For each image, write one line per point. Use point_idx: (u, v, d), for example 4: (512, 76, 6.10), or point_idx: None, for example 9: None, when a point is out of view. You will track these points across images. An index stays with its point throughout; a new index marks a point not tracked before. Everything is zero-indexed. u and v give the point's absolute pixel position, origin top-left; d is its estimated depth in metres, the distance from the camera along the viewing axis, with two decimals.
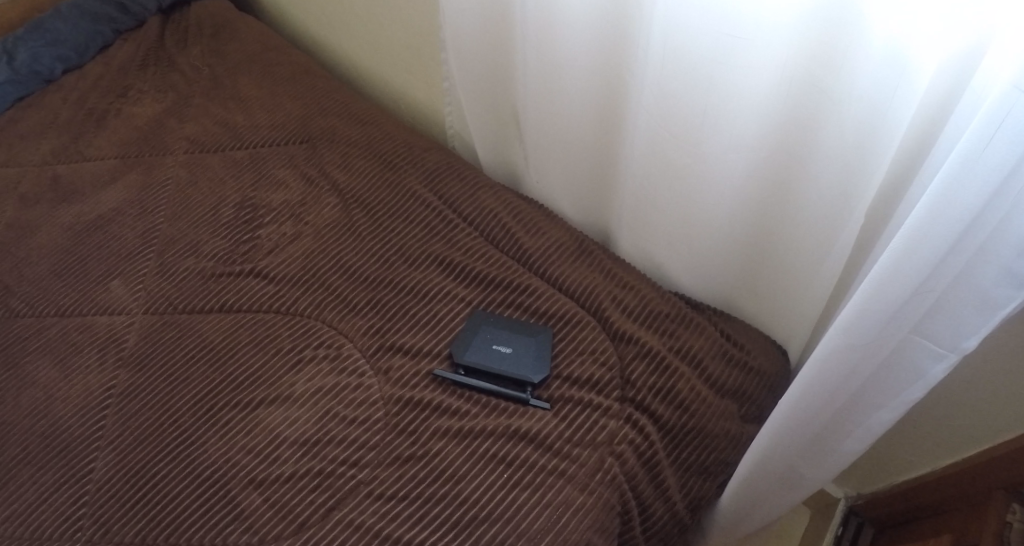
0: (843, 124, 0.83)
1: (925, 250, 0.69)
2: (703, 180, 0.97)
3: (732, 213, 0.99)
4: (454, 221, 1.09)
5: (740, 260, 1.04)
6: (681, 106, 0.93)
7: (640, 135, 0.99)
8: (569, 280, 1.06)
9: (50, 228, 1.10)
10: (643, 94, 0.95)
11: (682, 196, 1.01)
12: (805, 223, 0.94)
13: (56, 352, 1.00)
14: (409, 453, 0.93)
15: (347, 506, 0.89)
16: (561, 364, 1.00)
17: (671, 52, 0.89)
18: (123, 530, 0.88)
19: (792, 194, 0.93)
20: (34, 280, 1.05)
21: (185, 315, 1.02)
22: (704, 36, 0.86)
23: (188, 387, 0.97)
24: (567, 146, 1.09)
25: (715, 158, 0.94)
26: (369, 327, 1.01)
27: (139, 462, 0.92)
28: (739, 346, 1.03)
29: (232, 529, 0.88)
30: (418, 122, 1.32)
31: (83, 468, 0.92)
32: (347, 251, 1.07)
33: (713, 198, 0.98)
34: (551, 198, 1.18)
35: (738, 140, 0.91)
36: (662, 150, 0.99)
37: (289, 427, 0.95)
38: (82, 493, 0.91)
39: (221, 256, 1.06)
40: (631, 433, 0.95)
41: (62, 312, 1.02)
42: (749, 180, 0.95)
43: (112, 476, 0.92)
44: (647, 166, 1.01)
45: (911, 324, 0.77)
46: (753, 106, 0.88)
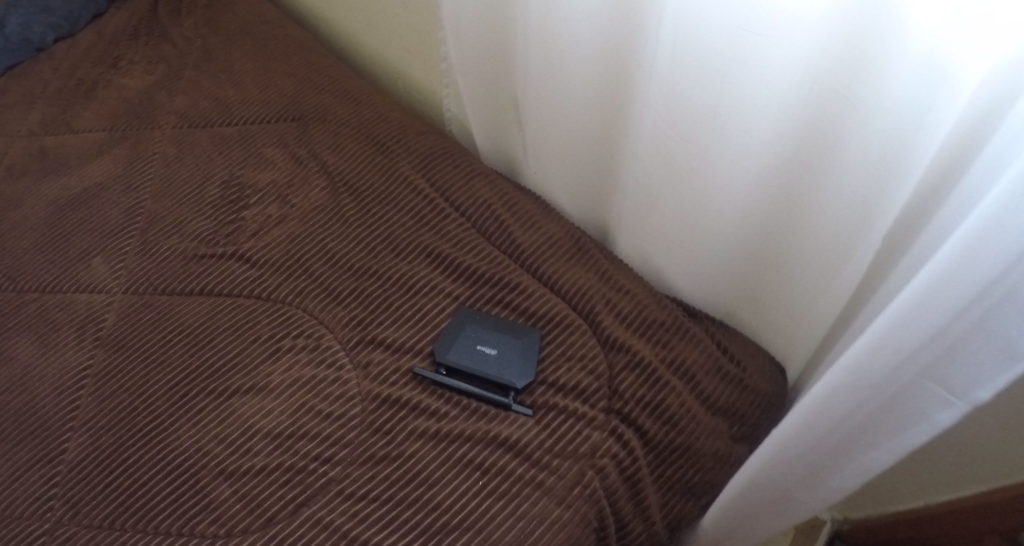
0: (867, 138, 0.76)
1: (953, 291, 0.63)
2: (712, 185, 0.91)
3: (744, 220, 0.92)
4: (447, 211, 1.04)
5: (748, 271, 0.97)
6: (693, 106, 0.86)
7: (648, 133, 0.93)
8: (563, 280, 1.01)
9: (37, 200, 1.06)
10: (653, 89, 0.89)
11: (689, 200, 0.94)
12: (821, 238, 0.87)
13: (33, 327, 0.96)
14: (383, 453, 0.90)
15: (317, 504, 0.87)
16: (547, 369, 0.96)
17: (685, 46, 0.82)
18: (93, 513, 0.86)
19: (809, 206, 0.86)
20: (18, 253, 1.02)
21: (165, 297, 0.98)
22: (722, 32, 0.79)
23: (163, 372, 0.94)
24: (571, 139, 1.03)
25: (726, 163, 0.88)
26: (351, 318, 0.97)
27: (111, 446, 0.90)
28: (735, 360, 0.98)
29: (200, 519, 0.86)
30: (416, 103, 1.26)
31: (56, 448, 0.90)
32: (333, 238, 1.01)
33: (724, 204, 0.92)
34: (550, 191, 1.12)
35: (754, 145, 0.85)
36: (669, 151, 0.92)
37: (262, 419, 0.92)
38: (54, 474, 0.89)
39: (205, 237, 1.02)
40: (615, 446, 0.91)
41: (44, 287, 0.99)
42: (764, 187, 0.88)
43: (85, 458, 0.89)
44: (653, 166, 0.95)
45: (921, 365, 0.69)
46: (769, 111, 0.81)
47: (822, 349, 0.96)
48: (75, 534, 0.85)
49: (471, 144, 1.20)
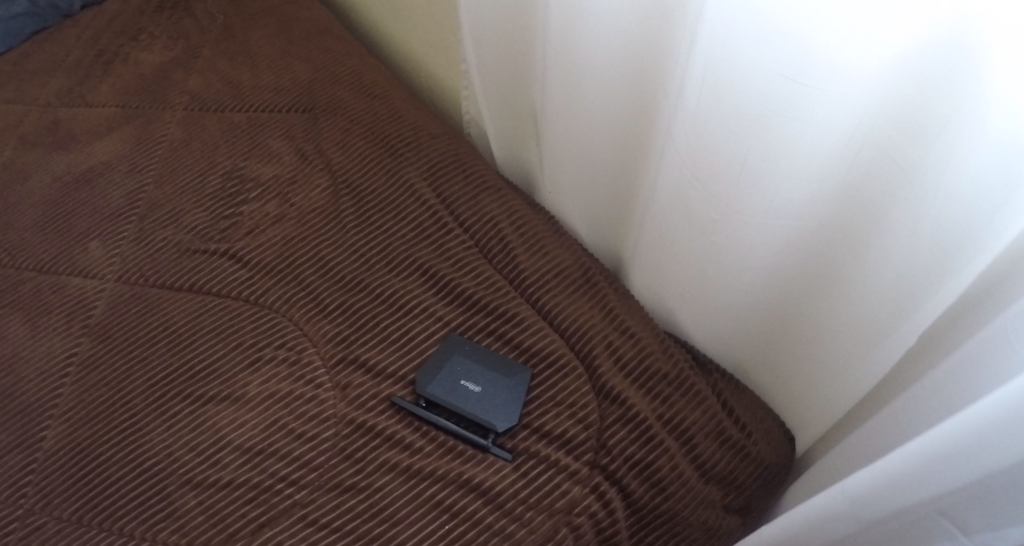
0: (918, 215, 0.67)
1: (1002, 443, 0.53)
2: (737, 237, 0.81)
3: (772, 280, 0.83)
4: (450, 227, 0.97)
5: (768, 331, 0.88)
6: (723, 154, 0.76)
7: (672, 171, 0.83)
8: (563, 315, 0.94)
9: (43, 174, 1.04)
10: (680, 127, 0.79)
11: (710, 251, 0.85)
12: (857, 315, 0.77)
13: (26, 308, 0.94)
14: (351, 482, 0.85)
15: (279, 526, 0.83)
16: (533, 413, 0.89)
17: (719, 84, 0.72)
18: (64, 506, 0.84)
19: (846, 278, 0.76)
20: (20, 229, 1.00)
21: (157, 290, 0.94)
22: (760, 78, 0.69)
23: (144, 369, 0.90)
24: (590, 163, 0.95)
25: (755, 216, 0.78)
26: (334, 334, 0.92)
27: (86, 440, 0.87)
28: (739, 425, 0.88)
29: (163, 525, 0.82)
30: (437, 98, 1.19)
31: (34, 435, 0.87)
32: (328, 244, 0.96)
33: (750, 261, 0.82)
34: (564, 214, 1.04)
35: (789, 204, 0.75)
36: (693, 194, 0.82)
37: (235, 430, 0.87)
38: (30, 461, 0.86)
39: (200, 230, 0.97)
40: (594, 505, 0.85)
41: (40, 267, 0.97)
42: (798, 249, 0.79)
43: (62, 448, 0.87)
44: (674, 207, 0.86)
45: (955, 500, 0.57)
46: (808, 168, 0.71)
47: (839, 427, 0.86)
48: (44, 525, 0.83)
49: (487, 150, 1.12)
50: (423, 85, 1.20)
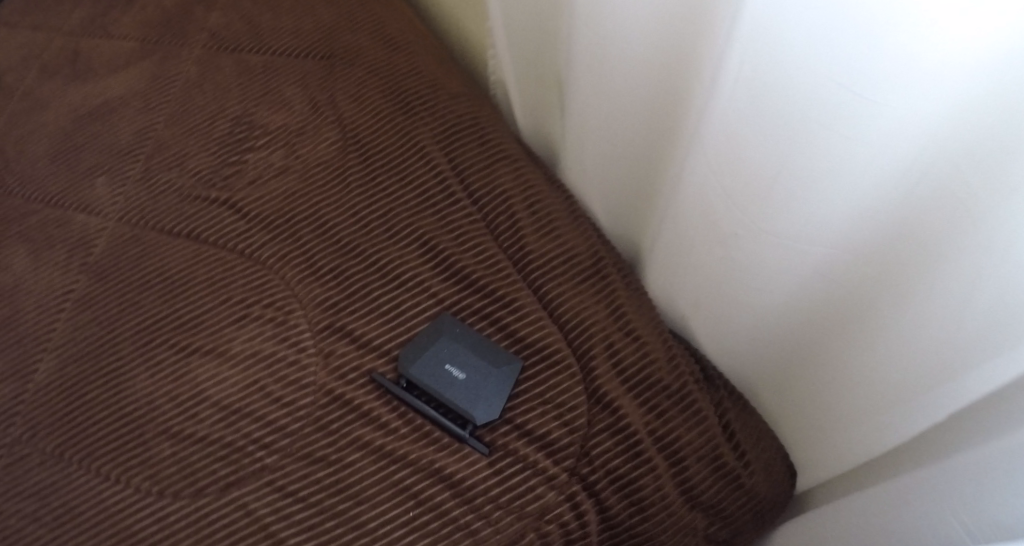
0: (976, 263, 0.57)
1: None
2: (764, 255, 0.72)
3: (797, 304, 0.74)
4: (459, 197, 0.91)
5: (785, 354, 0.80)
6: (757, 161, 0.67)
7: (699, 172, 0.74)
8: (565, 307, 0.87)
9: (60, 107, 1.05)
10: (712, 123, 0.70)
11: (734, 264, 0.76)
12: (886, 361, 0.68)
13: (31, 240, 0.94)
14: (323, 454, 0.82)
15: (246, 487, 0.81)
16: (517, 408, 0.84)
17: (757, 84, 0.62)
18: (48, 440, 0.84)
19: (881, 317, 0.67)
20: (34, 160, 1.00)
21: (155, 233, 0.92)
22: (802, 81, 0.59)
23: (134, 313, 0.88)
24: (616, 145, 0.86)
25: (786, 237, 0.69)
26: (324, 299, 0.88)
27: (75, 378, 0.86)
28: (739, 452, 0.83)
29: (137, 472, 0.82)
30: (470, 54, 1.12)
31: (27, 366, 0.87)
32: (329, 203, 0.92)
33: (775, 280, 0.73)
34: (584, 193, 0.97)
35: (826, 228, 0.66)
36: (719, 201, 0.73)
37: (214, 386, 0.85)
38: (21, 391, 0.86)
39: (204, 176, 0.94)
40: (567, 513, 0.80)
41: (48, 200, 0.97)
42: (829, 276, 0.70)
43: (51, 383, 0.86)
44: (699, 211, 0.77)
45: None
46: (850, 192, 0.62)
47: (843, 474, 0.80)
48: (28, 455, 0.83)
49: (513, 116, 1.05)
50: (457, 39, 1.14)
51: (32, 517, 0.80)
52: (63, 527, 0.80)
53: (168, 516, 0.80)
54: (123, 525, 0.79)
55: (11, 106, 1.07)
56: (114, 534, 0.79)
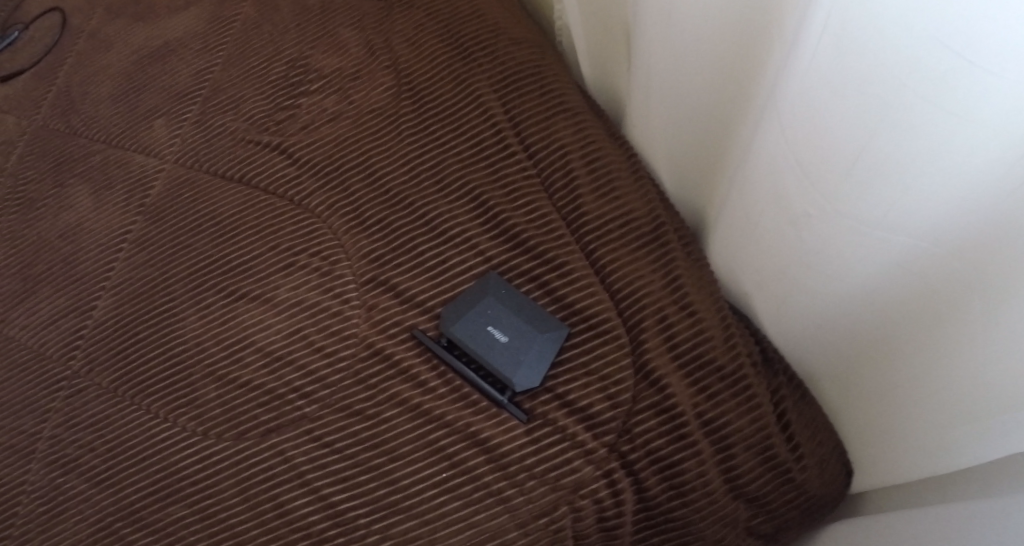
0: None
1: None
2: (841, 236, 0.66)
3: (876, 293, 0.67)
4: (514, 151, 0.86)
5: (853, 347, 0.72)
6: (848, 131, 0.61)
7: (774, 142, 0.68)
8: (618, 274, 0.82)
9: (123, 47, 1.05)
10: (794, 86, 0.64)
11: (804, 246, 0.70)
12: (978, 361, 0.61)
13: (93, 179, 0.95)
14: (360, 408, 0.82)
15: (285, 434, 0.82)
16: (559, 377, 0.80)
17: (850, 44, 0.57)
18: (104, 376, 0.87)
19: (972, 314, 0.60)
20: (98, 100, 1.01)
21: (209, 177, 0.92)
22: (903, 42, 0.53)
23: (186, 256, 0.89)
24: (686, 105, 0.80)
25: (869, 216, 0.63)
26: (370, 252, 0.86)
27: (129, 317, 0.88)
28: (792, 444, 0.77)
29: (184, 412, 0.84)
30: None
31: (85, 303, 0.89)
32: (379, 151, 0.89)
33: (854, 264, 0.67)
34: (648, 154, 0.90)
35: (923, 209, 0.59)
36: (793, 176, 0.67)
37: (260, 334, 0.86)
38: (82, 326, 0.89)
39: (257, 120, 0.93)
40: (603, 490, 0.77)
41: (110, 142, 0.98)
42: (911, 264, 0.63)
43: (109, 320, 0.88)
44: (769, 185, 0.70)
45: None
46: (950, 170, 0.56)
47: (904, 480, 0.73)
48: (87, 388, 0.87)
49: (578, 71, 0.99)
50: None
51: (87, 448, 0.84)
52: (115, 459, 0.83)
53: (211, 457, 0.82)
54: (169, 462, 0.82)
55: (79, 44, 1.08)
56: (161, 469, 0.82)
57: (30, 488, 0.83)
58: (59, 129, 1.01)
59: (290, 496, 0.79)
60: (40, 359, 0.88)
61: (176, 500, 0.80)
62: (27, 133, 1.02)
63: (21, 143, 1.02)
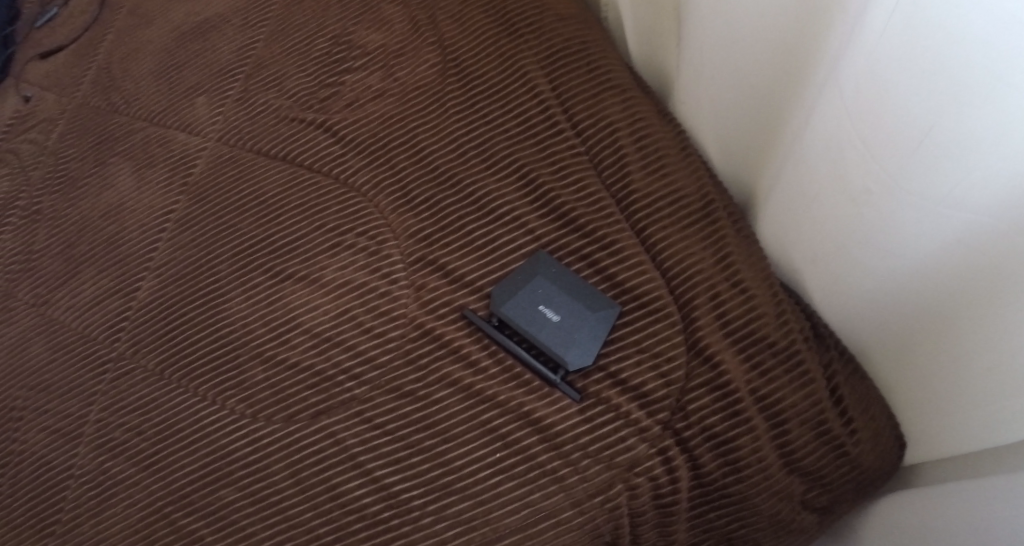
0: None
1: None
2: (896, 218, 0.65)
3: (930, 277, 0.66)
4: (562, 129, 0.86)
5: (906, 328, 0.72)
6: (912, 110, 0.60)
7: (831, 120, 0.67)
8: (668, 252, 0.82)
9: (164, 23, 1.04)
10: (857, 64, 0.63)
11: (858, 226, 0.69)
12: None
13: (136, 158, 0.94)
14: (411, 389, 0.82)
15: (336, 416, 0.82)
16: (611, 356, 0.80)
17: (922, 21, 0.56)
18: (150, 358, 0.86)
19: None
20: (138, 77, 1.00)
21: (252, 155, 0.91)
22: (975, 22, 0.53)
23: (231, 236, 0.89)
24: (738, 80, 0.79)
25: (925, 199, 0.62)
26: (417, 232, 0.86)
27: (174, 298, 0.87)
28: (846, 418, 0.77)
29: (233, 394, 0.84)
30: None
31: (130, 285, 0.89)
32: (426, 128, 0.88)
33: (910, 246, 0.66)
34: (695, 130, 0.89)
35: (986, 193, 0.58)
36: (851, 155, 0.67)
37: (308, 315, 0.85)
38: (126, 308, 0.88)
39: (300, 97, 0.92)
40: (657, 468, 0.77)
41: (152, 120, 0.96)
42: (966, 251, 0.62)
43: (153, 301, 0.88)
44: (823, 163, 0.70)
45: None
46: (1012, 156, 0.55)
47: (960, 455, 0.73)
48: (132, 371, 0.86)
49: (626, 48, 0.99)
50: None
51: (134, 432, 0.83)
52: (164, 443, 0.82)
53: (261, 439, 0.81)
54: (219, 445, 0.82)
55: (118, 21, 1.07)
56: (210, 453, 0.81)
57: (78, 473, 0.82)
58: (101, 107, 1.00)
59: (343, 479, 0.79)
60: (85, 341, 0.88)
61: (228, 484, 0.80)
62: (67, 110, 1.01)
63: (61, 121, 1.01)
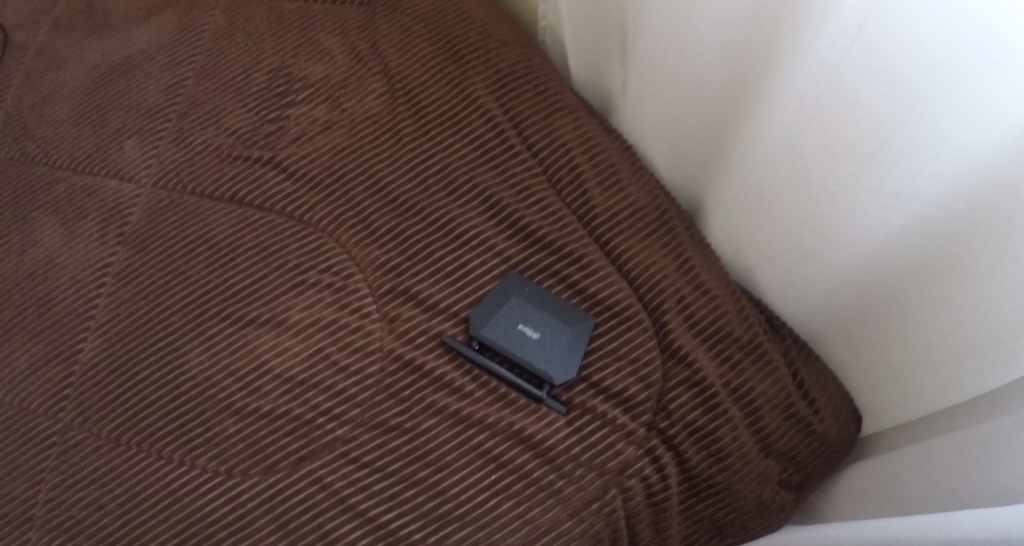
0: None
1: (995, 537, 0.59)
2: (846, 214, 0.72)
3: (879, 264, 0.74)
4: (517, 149, 0.89)
5: (859, 313, 0.80)
6: (853, 129, 0.67)
7: (781, 130, 0.73)
8: (633, 263, 0.86)
9: (78, 62, 1.03)
10: (804, 79, 0.69)
11: (811, 223, 0.76)
12: (973, 326, 0.68)
13: (61, 210, 0.90)
14: (396, 422, 0.78)
15: (319, 460, 0.77)
16: (592, 366, 0.82)
17: (863, 43, 0.62)
18: (102, 424, 0.79)
19: (971, 287, 0.66)
20: (55, 124, 0.98)
21: (194, 198, 0.89)
22: (910, 43, 0.58)
23: (182, 284, 0.84)
24: (683, 99, 0.85)
25: (871, 198, 0.69)
26: (384, 262, 0.85)
27: (123, 357, 0.81)
28: (808, 400, 0.84)
29: (201, 451, 0.77)
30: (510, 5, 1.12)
31: (71, 348, 0.82)
32: (381, 158, 0.89)
33: (862, 244, 0.73)
34: (644, 141, 0.95)
35: (925, 194, 0.65)
36: (802, 159, 0.73)
37: (275, 357, 0.81)
38: (68, 373, 0.81)
39: (243, 135, 0.92)
40: (648, 469, 0.80)
41: (74, 166, 0.94)
42: (911, 239, 0.69)
43: (98, 363, 0.81)
44: (776, 168, 0.76)
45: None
46: (949, 159, 0.61)
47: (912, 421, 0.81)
48: (83, 440, 0.78)
49: (568, 69, 1.06)
50: None
51: (95, 507, 0.75)
52: (129, 514, 0.74)
53: (239, 496, 0.75)
54: (192, 508, 0.74)
55: (28, 70, 1.04)
56: (184, 518, 0.74)
57: None
58: (16, 157, 0.97)
59: (335, 523, 0.74)
60: (23, 414, 0.80)
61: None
62: None
63: None
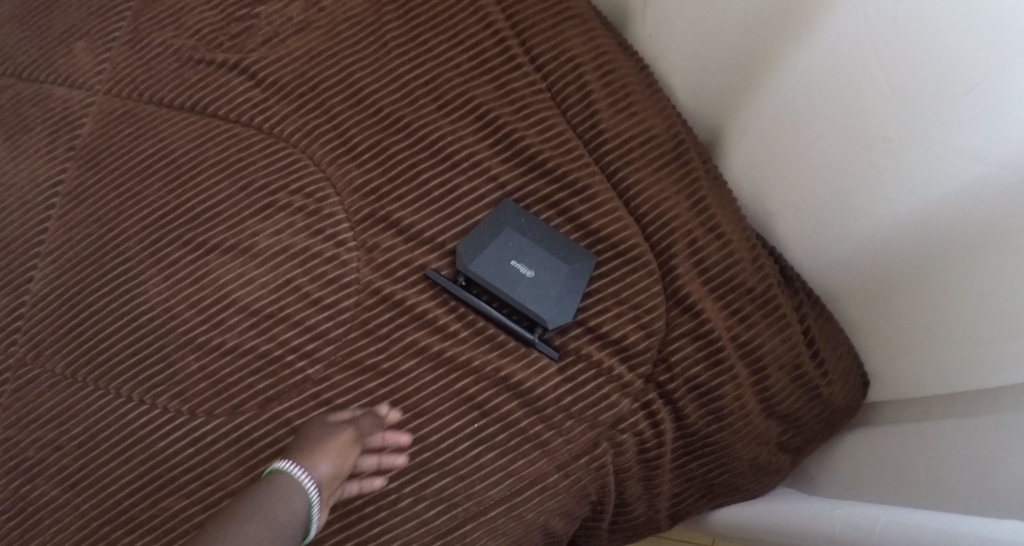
0: None
1: None
2: (890, 165, 0.61)
3: (907, 231, 0.63)
4: (519, 61, 0.79)
5: (873, 283, 0.70)
6: (917, 64, 0.56)
7: (833, 57, 0.62)
8: (641, 198, 0.77)
9: None
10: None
11: (844, 171, 0.65)
12: (997, 307, 0.57)
13: (5, 123, 0.81)
14: (372, 363, 0.72)
15: (288, 401, 0.70)
16: (590, 309, 0.75)
17: None
18: (57, 358, 0.73)
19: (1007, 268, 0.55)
20: None
21: (153, 107, 0.80)
22: None
23: (139, 206, 0.76)
24: (712, 15, 0.73)
25: (927, 147, 0.58)
26: (364, 184, 0.76)
27: (77, 287, 0.74)
28: (818, 361, 0.75)
29: (162, 391, 0.71)
30: None
31: (21, 276, 0.75)
32: (363, 65, 0.79)
33: (896, 204, 0.62)
34: (665, 65, 0.83)
35: (984, 151, 0.54)
36: (851, 94, 0.62)
37: (241, 288, 0.73)
38: (19, 303, 0.75)
39: (207, 37, 0.81)
40: (642, 423, 0.74)
41: (19, 74, 0.84)
42: (952, 206, 0.58)
43: (51, 293, 0.75)
44: (817, 103, 0.65)
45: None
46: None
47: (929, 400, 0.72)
48: (37, 378, 0.72)
49: None
50: None
51: (51, 447, 0.70)
52: (88, 455, 0.70)
53: (203, 439, 0.69)
54: (153, 452, 0.70)
55: None
56: (145, 461, 0.69)
57: None
58: None
59: None
60: None
61: (173, 491, 0.68)
62: None
63: None
